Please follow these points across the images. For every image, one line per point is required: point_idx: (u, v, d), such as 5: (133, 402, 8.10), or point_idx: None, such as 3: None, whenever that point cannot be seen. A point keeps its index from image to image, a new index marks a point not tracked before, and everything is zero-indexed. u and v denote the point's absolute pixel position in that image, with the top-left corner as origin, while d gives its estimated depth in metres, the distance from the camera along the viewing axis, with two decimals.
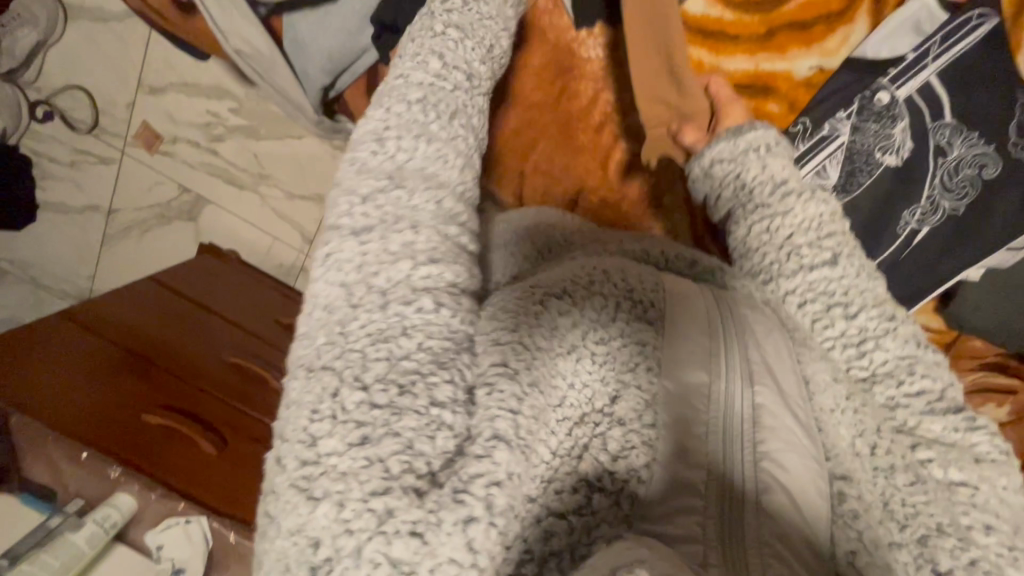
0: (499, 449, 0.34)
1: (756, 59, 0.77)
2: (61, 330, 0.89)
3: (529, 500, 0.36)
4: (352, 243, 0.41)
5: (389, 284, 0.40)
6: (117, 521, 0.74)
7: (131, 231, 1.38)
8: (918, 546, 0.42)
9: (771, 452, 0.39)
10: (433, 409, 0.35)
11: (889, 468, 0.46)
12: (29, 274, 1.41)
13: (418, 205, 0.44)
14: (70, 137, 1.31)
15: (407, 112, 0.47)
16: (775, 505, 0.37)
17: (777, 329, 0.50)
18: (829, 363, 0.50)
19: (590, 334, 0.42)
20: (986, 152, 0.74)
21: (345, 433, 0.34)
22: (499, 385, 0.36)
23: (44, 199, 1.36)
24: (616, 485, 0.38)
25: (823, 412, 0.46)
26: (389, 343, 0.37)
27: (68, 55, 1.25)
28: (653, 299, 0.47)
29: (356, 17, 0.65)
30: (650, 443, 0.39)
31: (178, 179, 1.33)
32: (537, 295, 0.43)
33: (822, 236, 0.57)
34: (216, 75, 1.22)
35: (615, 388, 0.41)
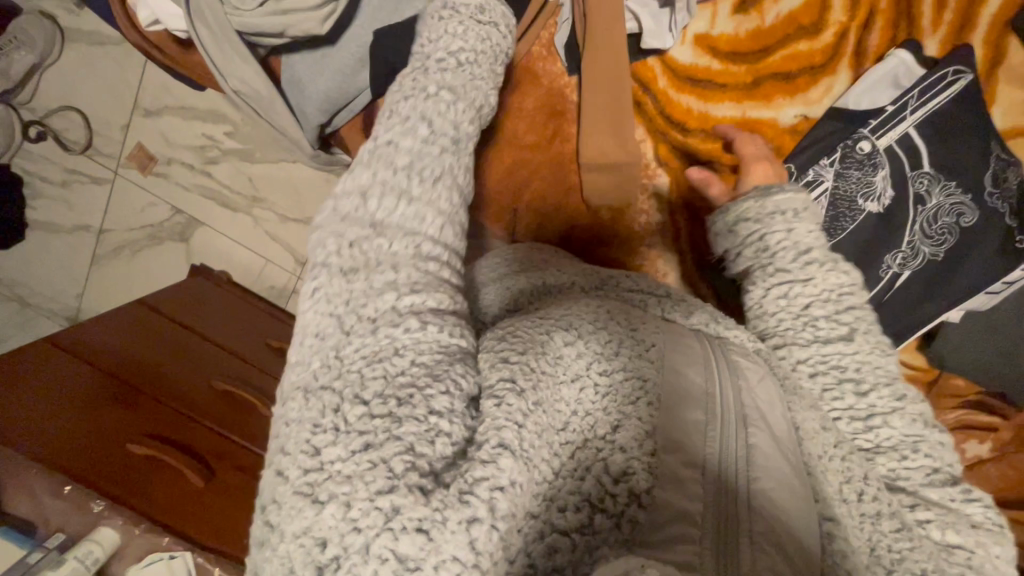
0: (504, 456, 0.36)
1: (743, 106, 0.82)
2: (46, 357, 0.88)
3: (530, 517, 0.37)
4: (341, 279, 0.45)
5: (378, 310, 0.43)
6: (99, 557, 0.72)
7: (122, 252, 1.37)
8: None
9: (765, 490, 0.40)
10: (432, 418, 0.38)
11: (875, 514, 0.49)
12: (15, 292, 1.38)
13: (398, 249, 0.46)
14: (63, 156, 1.31)
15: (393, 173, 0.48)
16: (770, 540, 0.37)
17: (769, 377, 0.51)
18: (811, 411, 0.52)
19: (593, 364, 0.44)
20: (963, 201, 0.76)
21: (352, 440, 0.36)
22: (506, 398, 0.39)
23: (35, 219, 1.35)
24: (620, 506, 0.37)
25: (811, 457, 0.47)
26: (385, 363, 0.40)
27: (65, 77, 1.26)
28: (651, 335, 0.48)
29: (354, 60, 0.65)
30: (651, 470, 0.38)
31: (172, 200, 1.33)
32: (545, 326, 0.45)
33: (840, 310, 0.60)
34: (213, 99, 1.25)
35: (617, 418, 0.41)
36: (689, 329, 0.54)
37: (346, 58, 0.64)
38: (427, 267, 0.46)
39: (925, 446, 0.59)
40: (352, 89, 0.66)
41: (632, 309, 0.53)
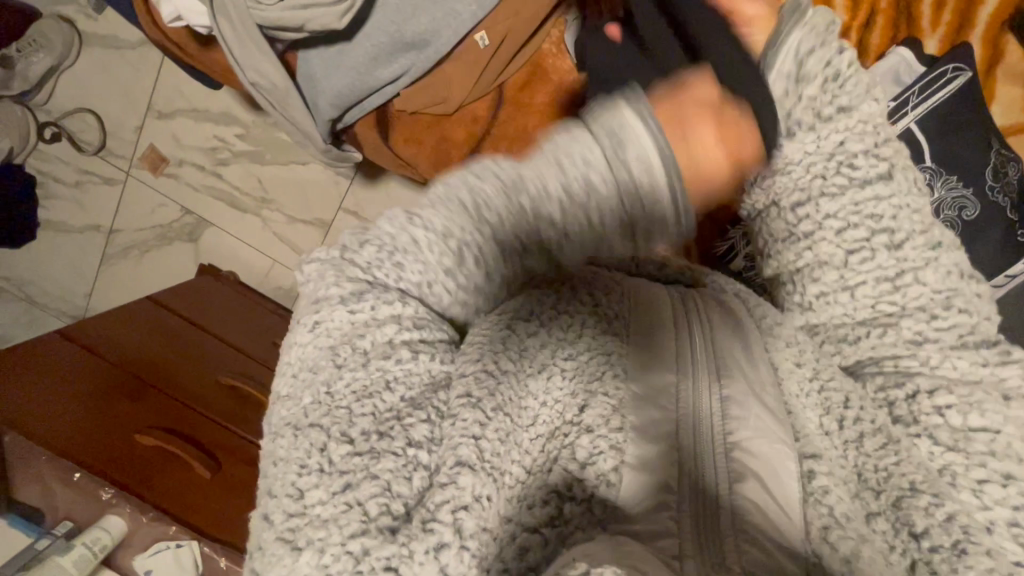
0: (463, 473, 0.36)
1: None
2: (55, 348, 0.89)
3: (505, 520, 0.37)
4: (342, 313, 0.41)
5: (374, 343, 0.41)
6: (107, 544, 0.75)
7: (132, 252, 1.38)
8: (893, 511, 0.42)
9: (740, 441, 0.42)
10: (411, 450, 0.37)
11: (856, 438, 0.45)
12: (25, 291, 1.40)
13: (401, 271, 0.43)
14: (76, 157, 1.33)
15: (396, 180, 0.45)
16: (748, 498, 0.39)
17: (743, 320, 0.52)
18: (805, 383, 0.48)
19: (557, 350, 0.44)
20: (965, 195, 0.74)
21: (330, 482, 0.35)
22: (461, 414, 0.38)
23: (47, 219, 1.37)
24: (590, 490, 0.39)
25: (791, 397, 0.47)
26: (373, 397, 0.39)
27: (81, 81, 1.28)
28: (614, 308, 0.49)
29: (367, 58, 0.66)
30: (618, 447, 0.40)
31: (182, 201, 1.35)
32: (503, 320, 0.44)
33: (880, 146, 0.52)
34: (225, 101, 1.27)
35: (583, 398, 0.42)
36: (665, 289, 0.56)
37: (361, 54, 0.65)
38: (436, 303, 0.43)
39: (959, 300, 0.50)
40: (370, 82, 0.67)
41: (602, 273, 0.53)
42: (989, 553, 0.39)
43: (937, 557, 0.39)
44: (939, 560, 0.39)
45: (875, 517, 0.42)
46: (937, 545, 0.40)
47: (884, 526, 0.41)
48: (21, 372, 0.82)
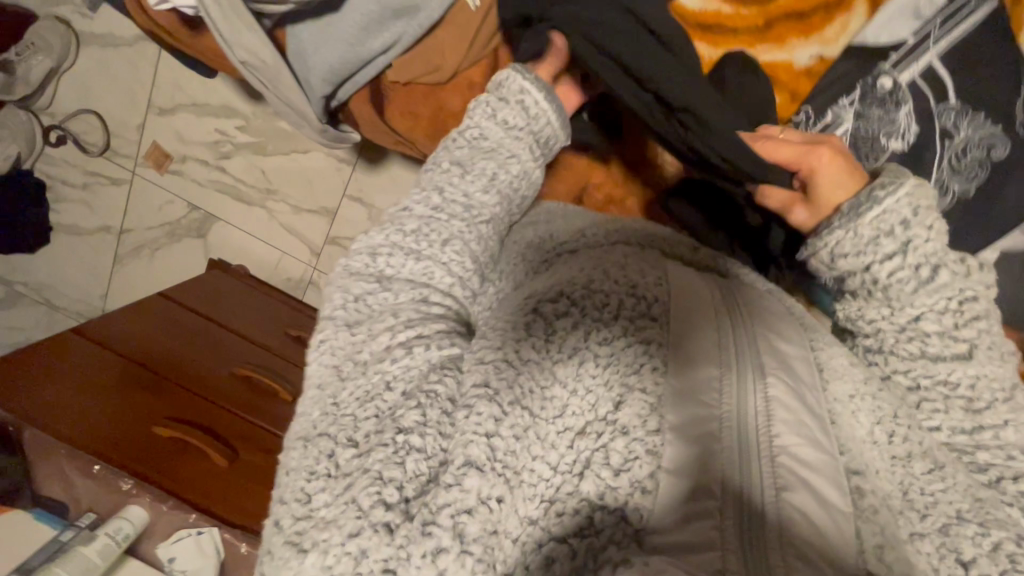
0: (469, 474, 0.34)
1: (756, 50, 0.71)
2: (72, 345, 0.88)
3: (528, 523, 0.34)
4: (345, 335, 0.43)
5: (372, 353, 0.41)
6: (130, 533, 0.75)
7: (143, 251, 1.39)
8: (938, 536, 0.40)
9: (786, 446, 0.36)
10: (400, 437, 0.35)
11: (905, 456, 0.44)
12: (44, 295, 1.43)
13: (401, 302, 0.45)
14: (83, 159, 1.34)
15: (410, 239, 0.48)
16: (797, 508, 0.33)
17: (788, 317, 0.49)
18: (845, 381, 0.45)
19: (595, 333, 0.40)
20: (994, 132, 0.69)
21: (336, 483, 0.35)
22: (477, 407, 0.36)
23: (59, 222, 1.38)
24: (622, 497, 0.33)
25: (839, 400, 0.43)
26: (376, 400, 0.38)
27: (81, 81, 1.28)
28: (652, 288, 0.44)
29: (356, 27, 0.63)
30: (656, 452, 0.34)
31: (189, 197, 1.35)
32: (530, 306, 0.42)
33: (963, 322, 0.49)
34: (224, 94, 1.25)
35: (619, 393, 0.37)
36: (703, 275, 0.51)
37: (350, 26, 0.63)
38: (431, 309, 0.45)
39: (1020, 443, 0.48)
40: (362, 53, 0.64)
41: (633, 254, 0.48)
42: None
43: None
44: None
45: (919, 538, 0.39)
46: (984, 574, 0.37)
47: (929, 550, 0.39)
48: (38, 370, 0.82)
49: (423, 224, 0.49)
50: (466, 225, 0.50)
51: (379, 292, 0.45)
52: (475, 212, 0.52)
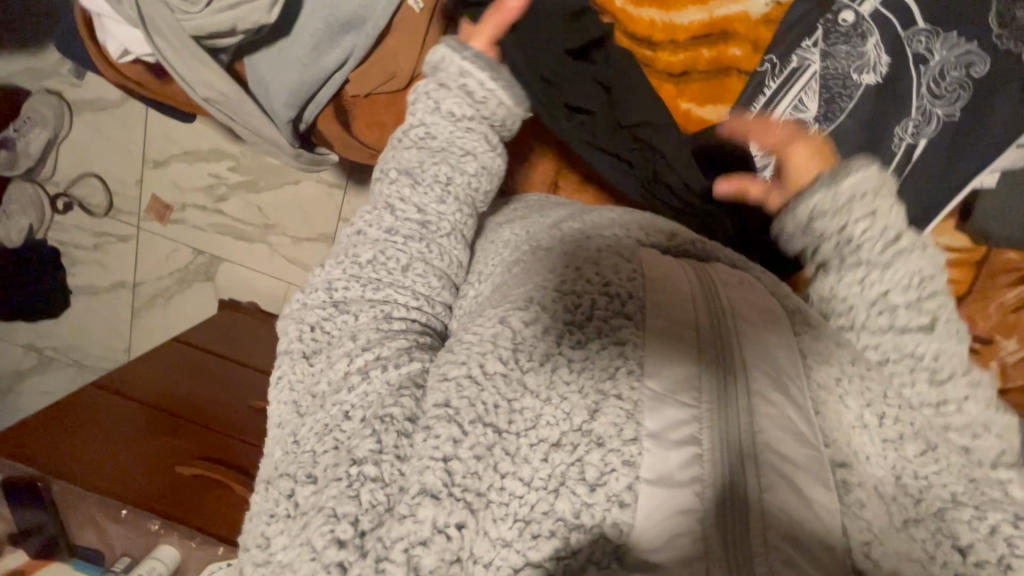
0: (423, 503, 0.31)
1: (709, 7, 0.68)
2: (94, 399, 0.92)
3: (502, 546, 0.30)
4: (303, 366, 0.42)
5: (331, 382, 0.40)
6: (162, 571, 0.77)
7: (157, 301, 1.43)
8: (934, 521, 0.34)
9: (771, 442, 0.31)
10: (355, 469, 0.34)
11: (896, 437, 0.37)
12: (72, 356, 1.48)
13: (360, 323, 0.43)
14: (90, 222, 1.38)
15: (363, 266, 0.46)
16: (780, 510, 0.29)
17: (767, 298, 0.42)
18: (830, 365, 0.38)
19: (565, 337, 0.36)
20: (970, 50, 0.66)
21: (294, 526, 0.34)
22: (435, 428, 0.33)
23: (77, 285, 1.43)
24: (598, 513, 0.29)
25: (828, 389, 0.36)
26: (334, 433, 0.37)
27: (78, 147, 1.32)
28: (624, 282, 0.39)
29: (307, 48, 0.63)
30: (632, 462, 0.30)
31: (193, 242, 1.38)
32: (496, 314, 0.38)
33: (924, 296, 0.46)
34: (212, 137, 1.28)
35: (595, 399, 0.33)
36: (675, 259, 0.45)
37: (302, 48, 0.63)
38: (391, 324, 0.44)
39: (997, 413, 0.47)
40: (319, 72, 0.64)
41: (611, 245, 0.44)
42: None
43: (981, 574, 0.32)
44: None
45: (912, 524, 0.34)
46: (982, 560, 0.32)
47: (924, 536, 0.34)
48: (67, 429, 0.85)
49: (377, 252, 0.47)
50: (427, 245, 0.48)
51: (335, 315, 0.44)
52: (433, 224, 0.49)
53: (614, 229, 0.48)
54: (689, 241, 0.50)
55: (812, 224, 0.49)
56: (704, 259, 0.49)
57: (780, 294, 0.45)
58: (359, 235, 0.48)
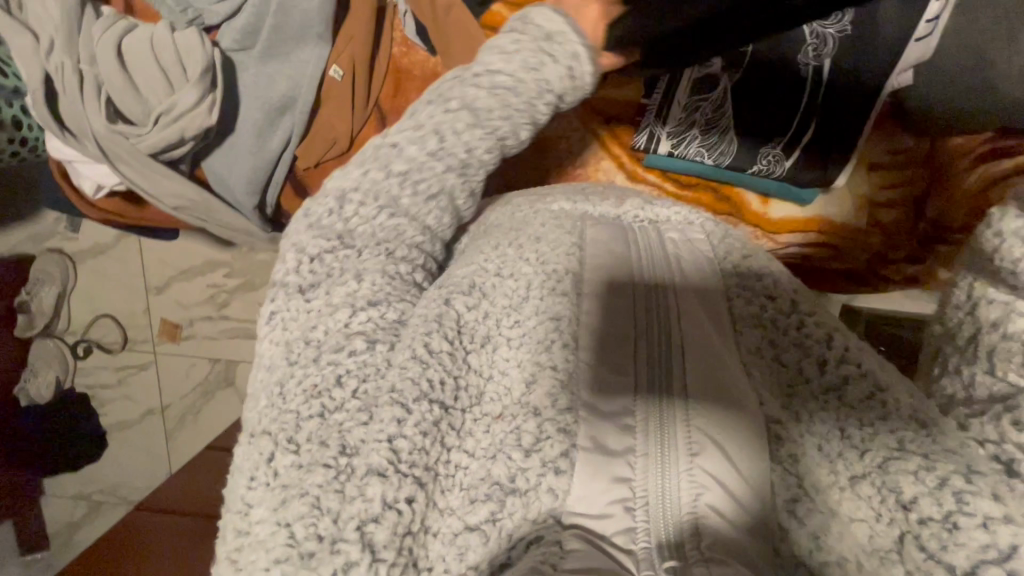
0: (371, 481, 0.26)
1: None
2: (139, 520, 0.95)
3: (450, 515, 0.27)
4: (297, 303, 0.31)
5: (329, 335, 0.30)
6: None
7: (187, 419, 1.36)
8: (879, 475, 0.29)
9: (699, 405, 0.30)
10: (346, 458, 0.26)
11: (839, 384, 0.33)
12: (121, 495, 1.37)
13: (357, 276, 0.32)
14: (109, 360, 1.35)
15: (366, 222, 0.33)
16: (710, 476, 0.27)
17: (703, 254, 0.41)
18: (750, 300, 0.38)
19: (502, 318, 0.33)
20: None
21: (272, 495, 0.26)
22: (382, 409, 0.27)
23: (108, 423, 1.36)
24: (534, 478, 0.27)
25: (751, 356, 0.35)
26: (323, 397, 0.28)
27: (87, 293, 1.33)
28: (562, 258, 0.36)
29: (252, 138, 0.70)
30: (568, 429, 0.28)
31: (210, 354, 1.34)
32: (439, 295, 0.32)
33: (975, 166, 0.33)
34: (204, 251, 1.29)
35: (532, 372, 0.30)
36: (618, 218, 0.44)
37: (248, 138, 0.70)
38: (396, 270, 0.33)
39: None
40: (267, 154, 0.70)
41: (560, 217, 0.41)
42: (988, 526, 0.25)
43: (924, 532, 0.27)
44: (927, 534, 0.27)
45: (858, 482, 0.30)
46: (925, 517, 0.27)
47: (870, 493, 0.29)
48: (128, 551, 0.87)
49: (383, 218, 0.33)
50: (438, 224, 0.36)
51: (341, 250, 0.32)
52: (474, 172, 0.37)
53: (557, 200, 0.44)
54: (633, 209, 0.45)
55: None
56: (654, 223, 0.45)
57: (722, 257, 0.41)
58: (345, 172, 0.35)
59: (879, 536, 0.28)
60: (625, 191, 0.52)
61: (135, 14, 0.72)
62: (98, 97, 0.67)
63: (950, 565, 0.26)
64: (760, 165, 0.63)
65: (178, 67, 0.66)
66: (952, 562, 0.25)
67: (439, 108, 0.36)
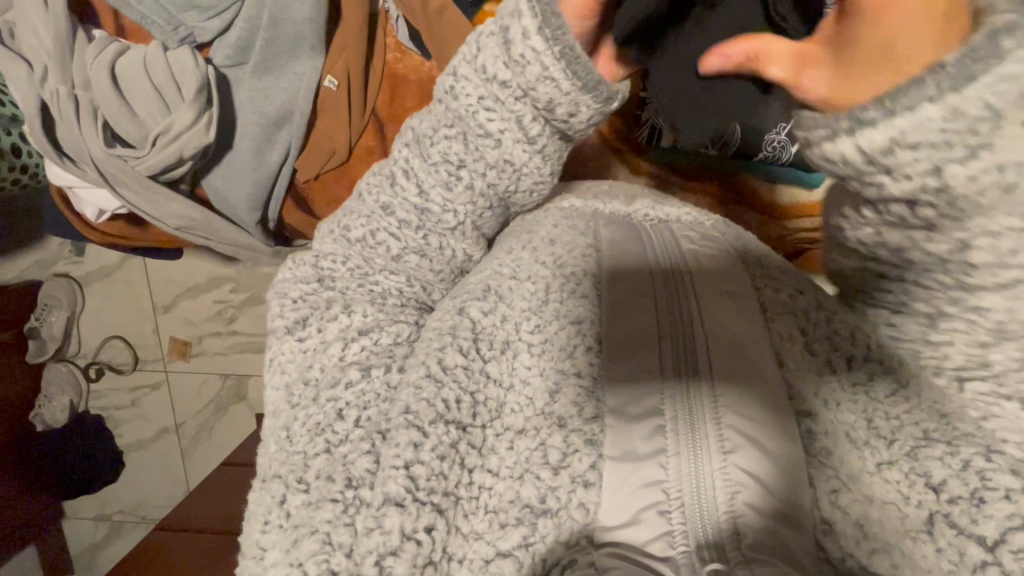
0: (388, 512, 0.26)
1: None
2: (160, 540, 0.95)
3: (475, 539, 0.27)
4: (293, 344, 0.34)
5: (325, 370, 0.33)
6: None
7: (202, 434, 1.32)
8: (908, 461, 0.29)
9: (731, 403, 0.28)
10: (352, 491, 0.27)
11: (867, 379, 0.32)
12: (139, 514, 1.37)
13: (351, 313, 0.34)
14: (122, 381, 1.33)
15: (347, 268, 0.37)
16: (746, 474, 0.26)
17: (723, 247, 0.39)
18: (772, 282, 0.36)
19: (523, 322, 0.32)
20: None
21: (285, 537, 0.28)
22: (397, 435, 0.28)
23: (125, 444, 1.35)
24: (565, 496, 0.27)
25: (783, 341, 0.33)
26: (326, 432, 0.30)
27: (93, 315, 1.31)
28: (579, 260, 0.35)
29: (252, 152, 0.69)
30: (594, 439, 0.28)
31: (221, 369, 1.30)
32: (454, 305, 0.33)
33: None
34: (209, 266, 1.25)
35: (555, 380, 0.30)
36: (635, 216, 0.43)
37: (249, 153, 0.69)
38: (386, 301, 0.36)
39: None
40: (267, 167, 0.70)
41: (576, 218, 0.41)
42: (1010, 497, 0.26)
43: (954, 509, 0.27)
44: (957, 511, 0.27)
45: (887, 467, 0.29)
46: (953, 496, 0.27)
47: (899, 477, 0.29)
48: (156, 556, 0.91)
49: (364, 256, 0.38)
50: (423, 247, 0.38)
51: (323, 292, 0.36)
52: (433, 215, 0.38)
53: (567, 197, 0.44)
54: (644, 209, 0.44)
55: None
56: (666, 220, 0.43)
57: (740, 250, 0.39)
58: (341, 225, 0.39)
59: (911, 518, 0.28)
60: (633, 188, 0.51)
61: (127, 36, 0.72)
62: (96, 121, 0.67)
63: (981, 536, 0.26)
64: (766, 151, 0.60)
65: (174, 87, 0.65)
66: (982, 533, 0.26)
67: (430, 134, 0.38)
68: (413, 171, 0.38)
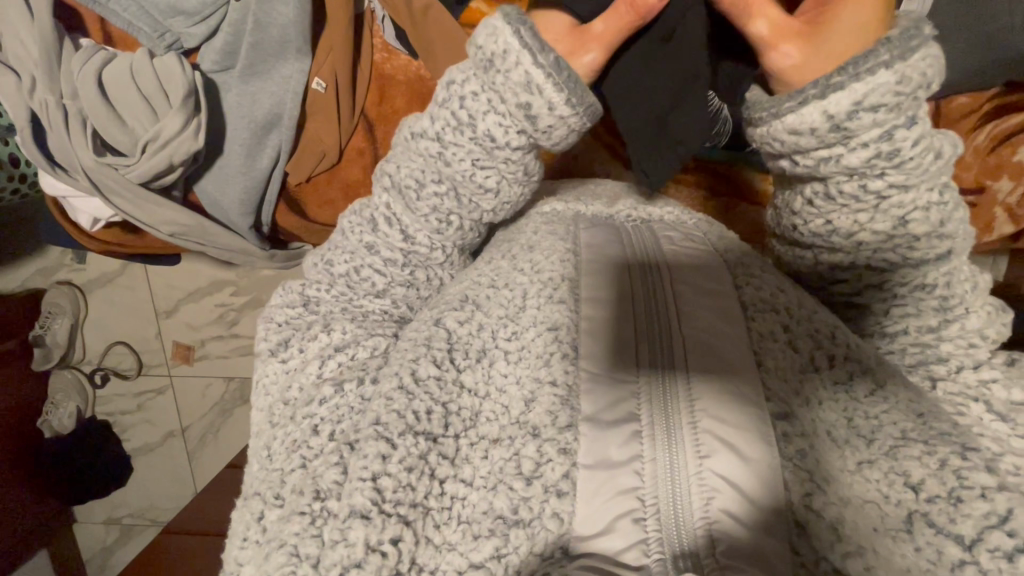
0: (354, 525, 0.26)
1: None
2: (164, 545, 0.95)
3: (448, 550, 0.27)
4: (276, 366, 0.35)
5: (303, 389, 0.33)
6: None
7: (207, 437, 1.33)
8: (886, 460, 0.28)
9: (708, 408, 0.28)
10: (319, 502, 0.28)
11: (847, 379, 0.32)
12: (148, 516, 1.38)
13: (334, 336, 0.35)
14: (126, 386, 1.34)
15: (334, 295, 0.38)
16: (722, 478, 0.26)
17: (705, 246, 0.39)
18: (754, 278, 0.36)
19: (499, 330, 0.33)
20: None
21: (259, 551, 0.29)
22: (364, 447, 0.28)
23: (132, 448, 1.36)
24: (537, 506, 0.27)
25: (763, 340, 0.32)
26: (301, 449, 0.31)
27: (98, 322, 1.31)
28: (556, 265, 0.35)
29: (240, 158, 0.69)
30: (568, 449, 0.28)
31: (224, 371, 1.30)
32: (431, 316, 0.34)
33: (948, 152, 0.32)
34: (209, 270, 1.26)
35: (531, 389, 0.30)
36: (619, 217, 0.43)
37: (236, 160, 0.69)
38: (364, 316, 0.37)
39: None
40: (255, 174, 0.70)
41: (558, 222, 0.41)
42: (987, 496, 0.25)
43: (933, 509, 0.26)
44: (936, 510, 0.26)
45: (866, 467, 0.28)
46: (932, 495, 0.26)
47: (878, 476, 0.28)
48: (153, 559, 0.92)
49: (351, 270, 0.38)
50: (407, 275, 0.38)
51: (306, 314, 0.37)
52: (419, 255, 0.38)
53: (550, 201, 0.44)
54: (625, 211, 0.44)
55: (851, 122, 0.31)
56: (647, 220, 0.43)
57: (722, 251, 0.39)
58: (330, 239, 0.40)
59: (890, 517, 0.26)
60: (621, 188, 0.51)
61: (114, 43, 0.71)
62: (84, 131, 0.67)
63: (958, 537, 0.25)
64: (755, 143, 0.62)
65: (159, 94, 0.65)
66: (960, 533, 0.25)
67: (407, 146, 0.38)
68: (396, 217, 0.38)
